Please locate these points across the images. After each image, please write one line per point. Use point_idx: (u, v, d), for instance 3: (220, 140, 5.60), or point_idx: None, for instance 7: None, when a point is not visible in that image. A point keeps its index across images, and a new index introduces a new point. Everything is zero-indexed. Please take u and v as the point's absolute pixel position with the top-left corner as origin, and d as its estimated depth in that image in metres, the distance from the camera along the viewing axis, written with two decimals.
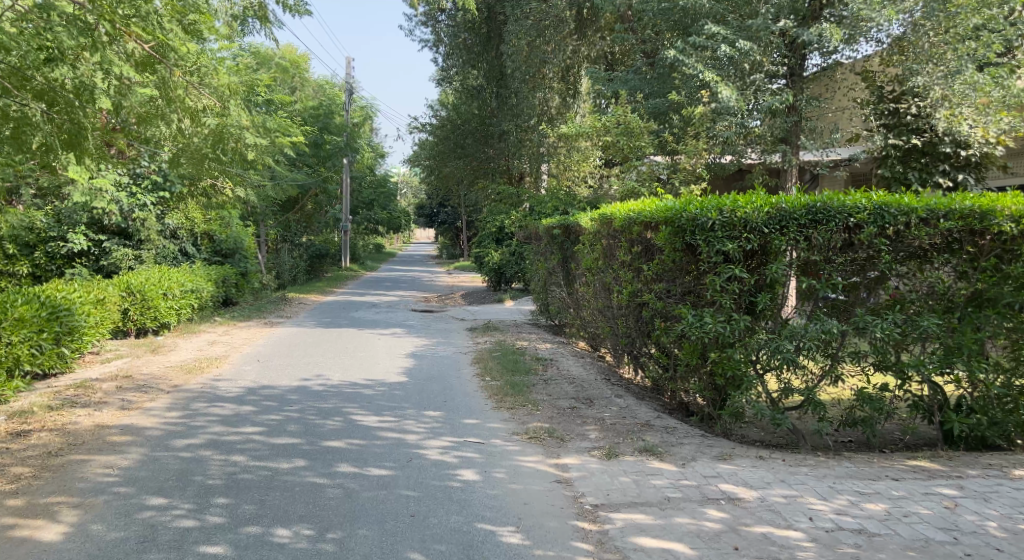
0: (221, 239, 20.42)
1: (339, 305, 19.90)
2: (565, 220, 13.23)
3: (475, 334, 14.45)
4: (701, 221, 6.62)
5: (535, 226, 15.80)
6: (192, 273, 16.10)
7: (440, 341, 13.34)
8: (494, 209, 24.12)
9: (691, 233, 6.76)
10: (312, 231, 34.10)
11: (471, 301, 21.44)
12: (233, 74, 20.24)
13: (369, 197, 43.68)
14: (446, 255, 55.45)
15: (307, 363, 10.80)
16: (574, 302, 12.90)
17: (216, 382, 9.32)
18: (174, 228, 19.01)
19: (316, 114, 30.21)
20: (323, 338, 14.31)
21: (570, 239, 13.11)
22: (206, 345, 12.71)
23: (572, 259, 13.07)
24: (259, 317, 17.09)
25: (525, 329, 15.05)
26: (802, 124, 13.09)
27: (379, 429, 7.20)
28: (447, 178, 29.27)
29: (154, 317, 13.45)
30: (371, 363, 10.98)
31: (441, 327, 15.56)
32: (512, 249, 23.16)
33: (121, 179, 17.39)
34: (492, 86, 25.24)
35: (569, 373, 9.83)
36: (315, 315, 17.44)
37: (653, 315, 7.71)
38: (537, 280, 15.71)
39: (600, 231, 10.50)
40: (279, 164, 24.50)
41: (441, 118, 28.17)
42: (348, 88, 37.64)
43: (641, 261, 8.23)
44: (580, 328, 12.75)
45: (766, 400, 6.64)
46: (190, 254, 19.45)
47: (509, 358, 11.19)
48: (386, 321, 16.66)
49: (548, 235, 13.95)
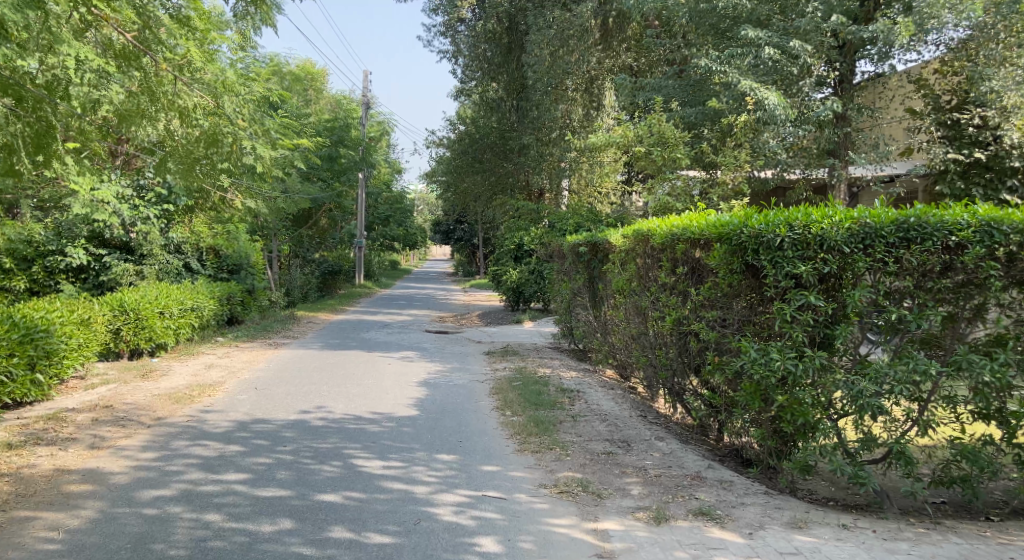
0: (227, 253, 19.52)
1: (350, 325, 18.95)
2: (591, 239, 12.23)
3: (493, 359, 13.42)
4: (768, 238, 5.68)
5: (558, 243, 14.77)
6: (194, 290, 15.15)
7: (455, 367, 12.34)
8: (513, 225, 22.99)
9: (755, 253, 5.81)
10: (326, 246, 33.25)
11: (488, 321, 20.43)
12: (245, 83, 19.41)
13: (385, 213, 42.83)
14: (463, 273, 54.52)
15: (308, 392, 9.82)
16: (601, 327, 11.86)
17: (204, 414, 8.34)
18: (178, 242, 18.09)
19: (331, 127, 29.32)
20: (329, 361, 13.33)
21: (597, 258, 12.11)
22: (203, 368, 11.75)
23: (599, 279, 12.06)
24: (264, 337, 16.14)
25: (547, 354, 14.03)
26: (852, 137, 12.36)
27: (383, 478, 6.20)
28: (464, 194, 28.37)
29: (149, 337, 12.51)
30: (379, 392, 9.99)
31: (456, 351, 14.55)
32: (531, 267, 22.14)
33: (124, 191, 16.56)
34: (512, 99, 24.33)
35: (600, 409, 8.80)
36: (323, 336, 16.48)
37: (704, 347, 6.72)
38: (559, 301, 14.67)
39: (634, 249, 9.51)
40: (291, 178, 23.62)
41: (460, 132, 27.30)
42: (365, 102, 36.87)
43: (689, 284, 7.27)
44: (607, 355, 11.70)
45: (843, 453, 5.59)
46: (195, 269, 18.54)
47: (531, 388, 10.16)
48: (397, 342, 15.67)
49: (573, 253, 12.96)
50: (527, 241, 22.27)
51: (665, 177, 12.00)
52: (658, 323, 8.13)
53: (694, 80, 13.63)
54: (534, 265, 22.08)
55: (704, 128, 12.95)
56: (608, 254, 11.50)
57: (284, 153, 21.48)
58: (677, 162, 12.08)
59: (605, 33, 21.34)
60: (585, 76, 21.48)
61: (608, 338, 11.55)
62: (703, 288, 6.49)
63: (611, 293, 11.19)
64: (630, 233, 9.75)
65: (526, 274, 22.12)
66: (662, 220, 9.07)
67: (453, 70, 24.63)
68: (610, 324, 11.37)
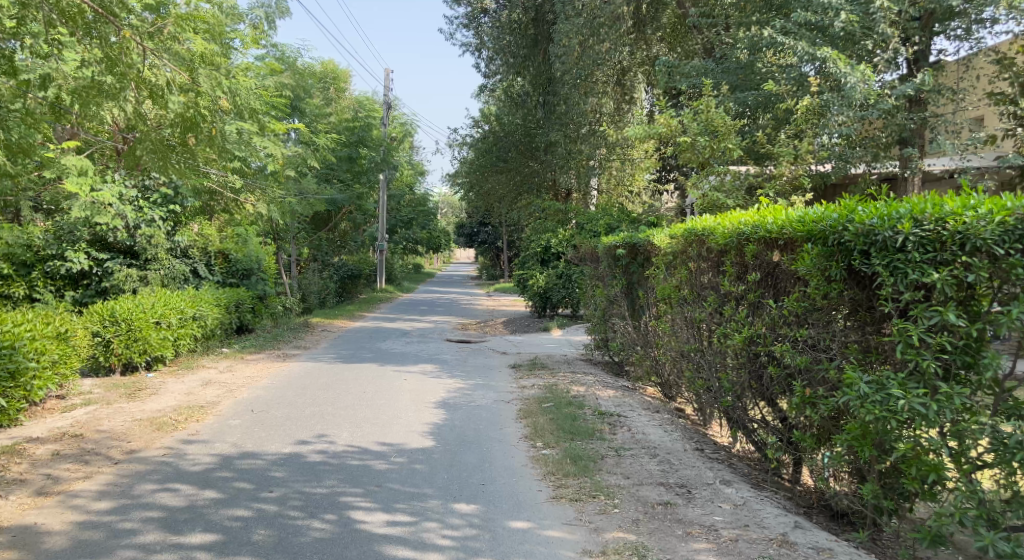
0: (239, 257, 18.21)
1: (367, 333, 17.76)
2: (630, 239, 10.92)
3: (520, 373, 12.16)
4: (890, 238, 4.78)
5: (590, 244, 13.42)
6: (198, 297, 13.89)
7: (479, 384, 11.09)
8: (540, 226, 21.77)
9: (870, 256, 4.90)
10: (346, 249, 32.10)
11: (514, 329, 19.16)
12: (258, 77, 18.33)
13: (408, 215, 41.71)
14: (487, 276, 53.39)
15: (311, 415, 8.61)
16: (643, 339, 10.54)
17: (184, 446, 7.13)
18: (185, 247, 16.83)
19: (352, 125, 28.11)
20: (340, 375, 12.09)
21: (638, 261, 10.84)
22: (200, 384, 10.55)
23: (640, 285, 10.81)
24: (273, 347, 14.95)
25: (580, 366, 12.75)
26: (928, 123, 11.08)
27: (384, 542, 5.04)
28: (488, 195, 27.21)
29: (142, 350, 11.26)
30: (391, 415, 8.74)
31: (480, 363, 13.31)
32: (559, 270, 20.85)
33: (128, 191, 15.46)
34: (538, 94, 23.10)
35: (648, 441, 7.62)
36: (337, 345, 15.28)
37: (790, 373, 5.71)
38: (593, 308, 13.34)
39: (683, 250, 8.27)
40: (306, 178, 22.47)
41: (484, 130, 26.13)
42: (386, 101, 35.75)
43: (765, 293, 6.18)
44: (651, 371, 10.40)
45: (987, 518, 4.52)
46: (202, 275, 17.17)
47: (566, 412, 8.89)
48: (416, 353, 14.44)
49: (610, 257, 11.60)
50: (555, 242, 21.00)
51: (715, 171, 10.69)
52: (718, 339, 6.99)
53: (746, 60, 12.22)
54: (563, 268, 20.80)
55: (761, 116, 11.58)
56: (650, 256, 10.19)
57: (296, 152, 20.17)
58: (729, 152, 10.73)
59: (637, 23, 20.01)
60: (616, 67, 20.22)
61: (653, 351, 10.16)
62: (791, 302, 5.56)
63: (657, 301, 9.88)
64: (677, 234, 8.54)
65: (554, 279, 20.81)
66: (714, 216, 7.96)
67: (477, 64, 23.38)
68: (654, 337, 10.02)
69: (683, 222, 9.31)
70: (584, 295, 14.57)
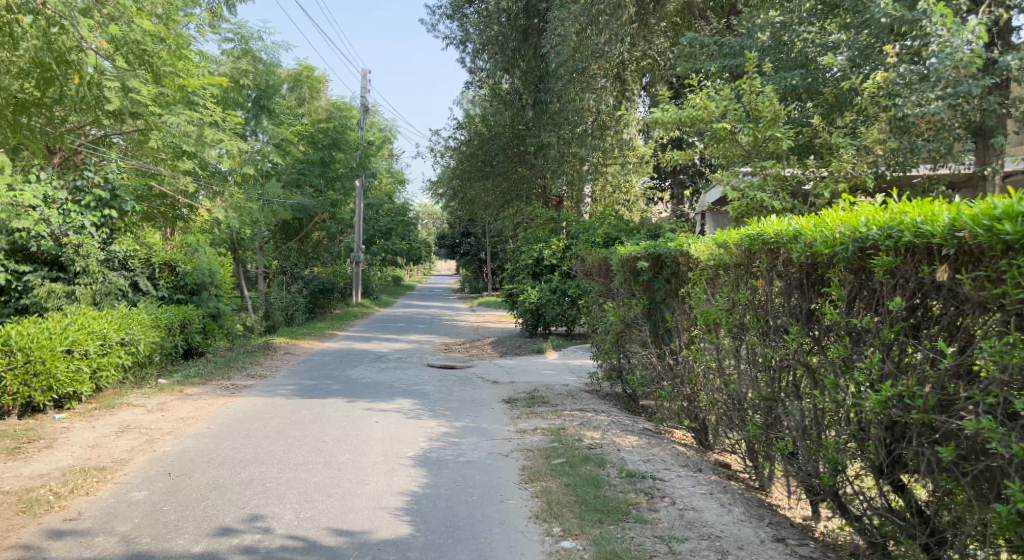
0: (189, 270, 15.70)
1: (336, 356, 15.67)
2: (654, 249, 8.91)
3: (516, 411, 10.07)
4: None
5: (598, 254, 11.38)
6: (131, 317, 11.72)
7: (468, 426, 9.08)
8: (531, 237, 19.74)
9: None
10: (319, 260, 29.92)
11: (504, 350, 17.05)
12: (216, 68, 16.11)
13: (386, 225, 39.64)
14: (469, 289, 51.29)
15: (250, 481, 6.51)
16: (677, 374, 8.51)
17: (47, 545, 5.10)
18: (123, 258, 14.55)
19: (324, 127, 25.88)
20: (297, 412, 9.95)
21: (663, 276, 8.87)
22: (115, 430, 8.42)
23: (667, 307, 8.83)
24: (223, 374, 12.86)
25: (587, 401, 10.74)
26: (1013, 112, 9.16)
27: None
28: (473, 202, 25.19)
29: (46, 387, 9.26)
30: (356, 480, 6.64)
31: (467, 397, 11.21)
32: (553, 284, 18.86)
33: (55, 194, 13.37)
34: (529, 92, 21.11)
35: (709, 519, 5.70)
36: (300, 372, 13.20)
37: (993, 464, 4.06)
38: (602, 330, 11.27)
39: (743, 260, 6.26)
40: (271, 182, 20.26)
41: (468, 132, 24.14)
42: (362, 105, 33.55)
43: (919, 329, 4.43)
44: (687, 413, 8.38)
45: None
46: (145, 290, 14.81)
47: (584, 473, 6.84)
48: (392, 382, 12.33)
49: (628, 270, 9.53)
50: (548, 254, 18.98)
51: (759, 165, 8.69)
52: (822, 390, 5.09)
53: None
54: (557, 282, 18.82)
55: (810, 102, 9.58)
56: (684, 270, 8.16)
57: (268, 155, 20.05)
58: (774, 146, 8.73)
59: (641, 12, 17.96)
60: (616, 61, 18.19)
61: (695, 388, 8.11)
62: (1000, 352, 3.97)
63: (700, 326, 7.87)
64: (727, 243, 6.66)
65: (547, 294, 18.82)
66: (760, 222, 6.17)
67: (461, 58, 21.33)
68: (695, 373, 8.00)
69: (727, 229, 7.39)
70: (590, 314, 12.50)
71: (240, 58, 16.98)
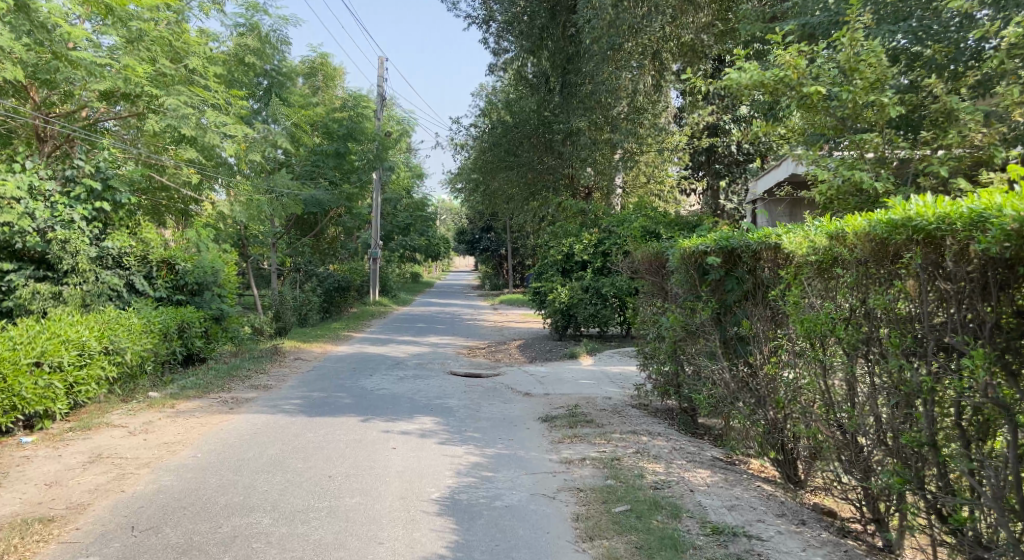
0: (190, 267, 13.97)
1: (352, 362, 14.29)
2: (730, 244, 7.49)
3: (557, 433, 8.63)
4: None
5: (649, 248, 9.86)
6: (120, 321, 10.28)
7: (505, 455, 7.66)
8: (561, 230, 18.29)
9: None
10: (335, 258, 28.56)
11: (534, 354, 15.59)
12: (221, 45, 14.71)
13: (404, 220, 38.27)
14: (490, 286, 49.84)
15: (232, 541, 5.15)
16: (764, 394, 7.12)
17: None
18: (117, 253, 12.88)
19: (338, 116, 24.48)
20: (303, 435, 8.52)
21: (741, 274, 7.43)
22: (85, 461, 6.99)
23: (747, 312, 7.39)
24: (225, 385, 11.51)
25: (640, 420, 9.31)
26: None
27: None
28: (496, 195, 23.80)
29: (9, 406, 7.91)
30: (366, 539, 5.29)
31: (498, 414, 9.79)
32: (586, 282, 17.37)
33: (43, 184, 11.96)
34: (557, 74, 19.67)
35: None
36: (311, 382, 11.84)
37: None
38: (652, 337, 9.79)
39: (865, 256, 5.07)
40: (281, 172, 18.89)
41: (492, 120, 22.73)
42: (380, 94, 32.16)
43: None
44: (773, 442, 7.01)
45: None
46: (142, 290, 13.16)
47: (657, 530, 5.42)
48: (411, 395, 10.90)
49: (694, 268, 8.02)
50: (581, 250, 17.52)
51: (855, 141, 7.49)
52: None
53: None
54: (591, 280, 17.35)
55: (917, 64, 8.09)
56: (767, 274, 6.97)
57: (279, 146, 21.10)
58: (874, 124, 7.55)
59: None
60: (655, 37, 16.72)
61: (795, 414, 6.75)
62: None
63: (796, 336, 6.47)
64: (844, 232, 5.31)
65: (579, 293, 17.34)
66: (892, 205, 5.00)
67: (485, 39, 19.92)
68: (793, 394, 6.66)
69: (827, 218, 6.21)
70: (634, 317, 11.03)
71: (248, 37, 15.64)
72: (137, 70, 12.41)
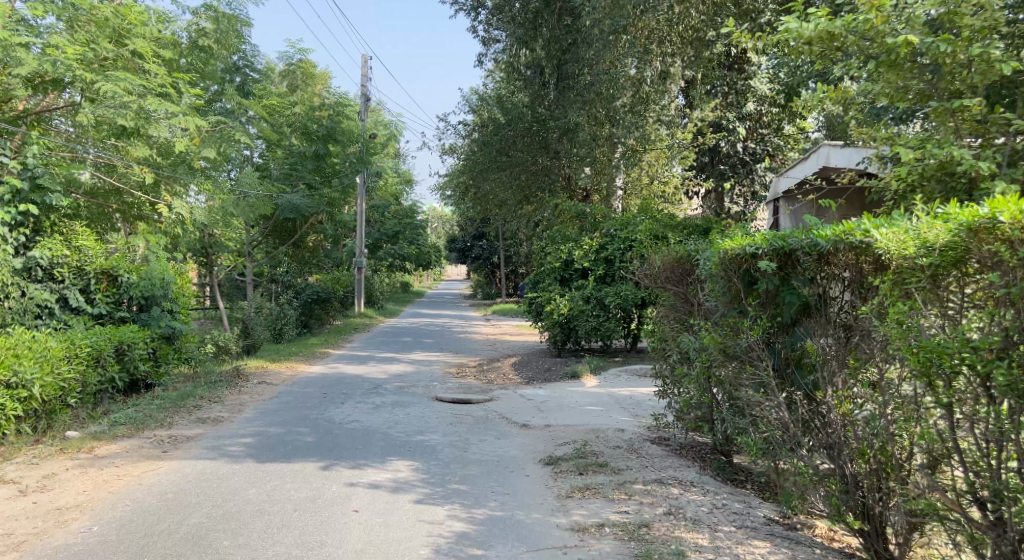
0: (135, 279, 11.99)
1: (324, 387, 12.53)
2: (787, 244, 5.78)
3: (563, 484, 6.94)
4: None
5: (671, 250, 8.13)
6: (32, 345, 8.50)
7: (499, 519, 5.99)
8: (558, 235, 16.54)
9: None
10: (316, 268, 26.74)
11: (530, 373, 13.81)
12: (172, 26, 12.91)
13: (392, 227, 36.49)
14: (482, 296, 48.06)
15: None
16: (838, 444, 5.48)
17: None
18: (46, 263, 10.96)
19: (319, 115, 22.69)
20: (246, 488, 6.81)
21: (803, 280, 5.74)
22: None
23: (812, 329, 5.74)
24: (167, 417, 9.75)
25: (664, 461, 7.62)
26: None
27: None
28: (487, 199, 22.07)
29: None
30: None
31: (490, 454, 8.09)
32: (586, 292, 15.67)
33: None
34: (552, 64, 17.98)
35: None
36: (271, 414, 10.10)
37: None
38: (676, 358, 8.08)
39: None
40: (250, 174, 17.10)
41: (483, 118, 21.02)
42: (364, 94, 30.40)
43: None
44: (853, 507, 5.40)
45: None
46: (78, 306, 11.28)
47: None
48: (388, 429, 9.17)
49: (736, 275, 6.22)
50: (580, 256, 15.81)
51: (948, 110, 6.08)
52: None
53: None
54: (592, 290, 15.65)
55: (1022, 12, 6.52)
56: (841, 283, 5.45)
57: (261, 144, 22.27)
58: (967, 88, 6.10)
59: None
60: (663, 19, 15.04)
61: (891, 471, 5.17)
62: None
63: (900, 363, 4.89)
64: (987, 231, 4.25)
65: (580, 304, 15.64)
66: None
67: (473, 27, 18.23)
68: (889, 445, 5.13)
69: (932, 208, 4.81)
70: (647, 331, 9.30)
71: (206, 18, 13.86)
72: (68, 48, 10.64)
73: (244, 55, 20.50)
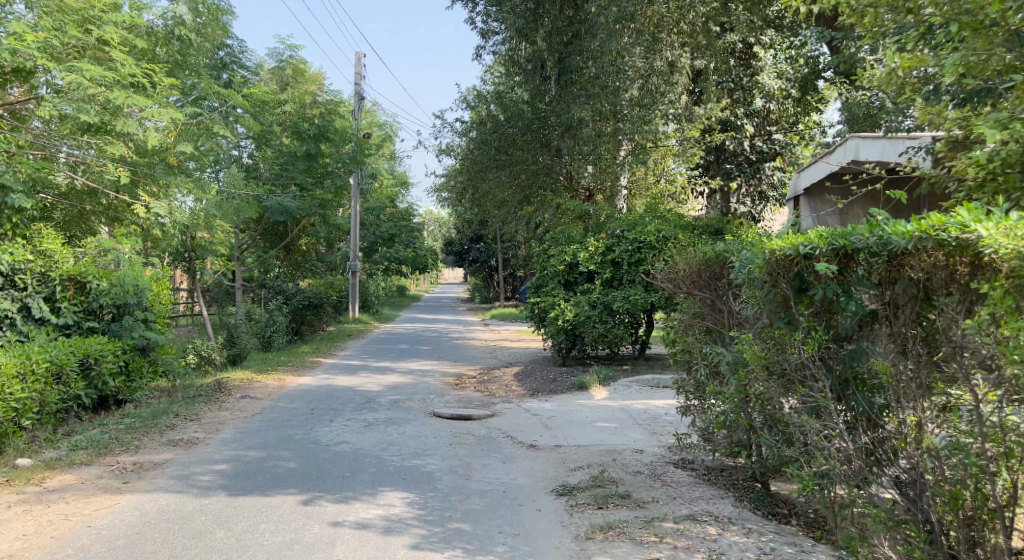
0: (105, 285, 11.03)
1: (312, 401, 11.59)
2: (850, 242, 4.84)
3: (580, 521, 6.03)
4: None
5: (696, 250, 7.17)
6: None
7: None
8: (562, 236, 15.61)
9: None
10: (309, 273, 25.78)
11: (535, 384, 12.88)
12: (146, 12, 11.95)
13: (388, 230, 35.55)
14: (480, 300, 47.12)
15: None
16: (919, 482, 4.63)
17: None
18: (6, 269, 10.02)
19: (310, 113, 21.73)
20: (214, 529, 5.88)
21: (871, 282, 4.81)
22: None
23: (880, 341, 4.80)
24: (136, 439, 8.82)
25: (693, 489, 6.71)
26: None
27: None
28: (485, 199, 21.14)
29: None
30: None
31: (495, 482, 7.18)
32: (592, 298, 14.75)
33: None
34: (554, 56, 17.07)
35: None
36: (252, 434, 9.16)
37: None
38: (705, 372, 7.16)
39: None
40: (235, 173, 16.14)
41: (481, 115, 20.10)
42: (358, 93, 29.45)
43: None
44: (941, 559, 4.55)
45: None
46: (42, 316, 10.34)
47: None
48: (380, 451, 8.24)
49: (786, 278, 5.23)
50: (586, 258, 14.90)
51: None
52: None
53: None
54: (598, 295, 14.71)
55: None
56: (922, 283, 4.58)
57: (248, 143, 21.38)
58: None
59: None
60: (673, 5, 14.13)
61: (988, 517, 4.37)
62: None
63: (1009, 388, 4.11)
64: None
65: (586, 310, 14.71)
66: None
67: (471, 18, 17.32)
68: (991, 487, 4.33)
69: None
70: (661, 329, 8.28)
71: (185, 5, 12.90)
72: (27, 34, 9.67)
73: (231, 51, 19.57)
